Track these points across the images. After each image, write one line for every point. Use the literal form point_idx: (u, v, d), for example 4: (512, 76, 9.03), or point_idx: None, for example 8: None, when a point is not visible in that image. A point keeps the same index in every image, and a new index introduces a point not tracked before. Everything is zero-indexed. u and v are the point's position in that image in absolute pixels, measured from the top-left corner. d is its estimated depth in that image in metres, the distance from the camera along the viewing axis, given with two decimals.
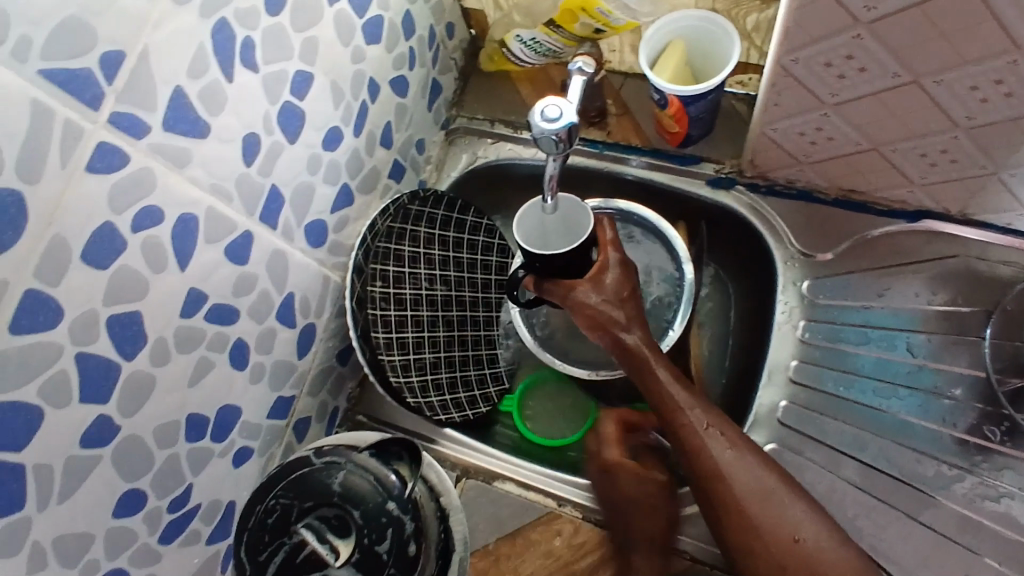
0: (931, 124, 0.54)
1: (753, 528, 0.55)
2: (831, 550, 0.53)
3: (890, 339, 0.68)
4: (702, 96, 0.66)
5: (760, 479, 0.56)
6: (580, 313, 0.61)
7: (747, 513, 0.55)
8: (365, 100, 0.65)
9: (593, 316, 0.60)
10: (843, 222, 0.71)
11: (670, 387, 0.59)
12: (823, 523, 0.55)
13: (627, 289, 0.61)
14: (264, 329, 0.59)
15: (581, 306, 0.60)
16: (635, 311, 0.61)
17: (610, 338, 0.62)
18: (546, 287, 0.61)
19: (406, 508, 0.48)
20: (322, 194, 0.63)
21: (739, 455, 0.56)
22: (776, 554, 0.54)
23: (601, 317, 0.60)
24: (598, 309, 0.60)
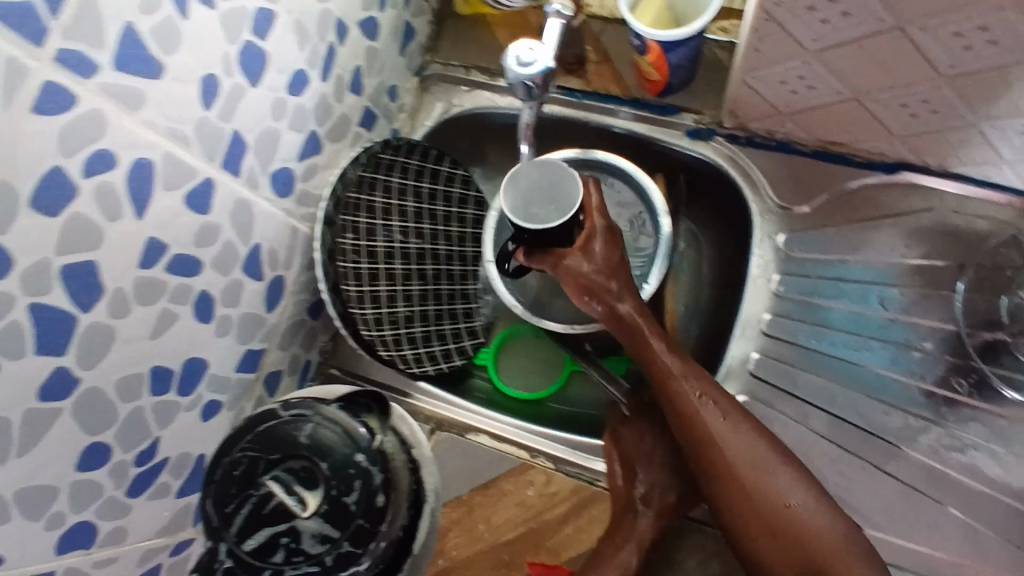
0: (913, 73, 0.53)
1: (751, 488, 0.56)
2: (823, 516, 0.55)
3: (863, 293, 0.68)
4: (683, 42, 0.64)
5: (754, 449, 0.57)
6: (570, 282, 0.60)
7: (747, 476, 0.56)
8: (333, 43, 0.62)
9: (584, 285, 0.60)
10: (822, 175, 0.69)
11: (665, 356, 0.59)
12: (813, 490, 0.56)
13: (617, 258, 0.60)
14: (229, 280, 0.57)
15: (572, 275, 0.59)
16: (627, 280, 0.60)
17: (604, 307, 0.61)
18: (538, 256, 0.61)
19: (374, 460, 0.49)
20: (288, 141, 0.60)
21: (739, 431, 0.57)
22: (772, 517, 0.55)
23: (593, 285, 0.59)
24: (590, 278, 0.59)
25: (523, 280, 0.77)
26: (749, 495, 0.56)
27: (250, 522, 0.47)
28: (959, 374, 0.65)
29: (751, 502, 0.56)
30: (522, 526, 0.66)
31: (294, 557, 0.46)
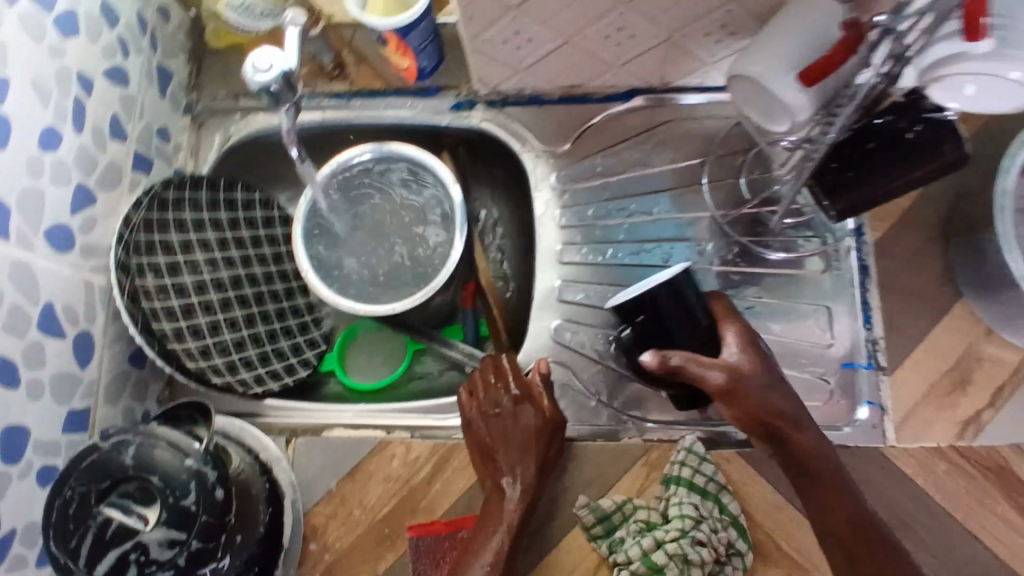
0: (599, 7, 0.63)
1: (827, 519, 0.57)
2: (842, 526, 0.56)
3: (629, 205, 0.77)
4: (415, 23, 0.69)
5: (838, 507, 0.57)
6: (481, 380, 0.71)
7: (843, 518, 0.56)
8: (78, 96, 0.63)
9: (488, 380, 0.71)
10: (574, 114, 0.78)
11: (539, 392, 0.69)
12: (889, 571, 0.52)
13: (488, 370, 0.71)
14: (28, 343, 0.57)
15: (483, 380, 0.71)
16: (490, 377, 0.71)
17: (495, 389, 0.70)
18: (485, 385, 0.71)
19: (206, 460, 0.51)
20: (54, 197, 0.61)
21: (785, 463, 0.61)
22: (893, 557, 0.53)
23: (489, 384, 0.70)
24: (491, 381, 0.71)
25: (343, 278, 0.80)
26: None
27: (97, 549, 0.48)
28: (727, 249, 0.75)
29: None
30: (394, 498, 0.69)
31: (147, 568, 0.48)
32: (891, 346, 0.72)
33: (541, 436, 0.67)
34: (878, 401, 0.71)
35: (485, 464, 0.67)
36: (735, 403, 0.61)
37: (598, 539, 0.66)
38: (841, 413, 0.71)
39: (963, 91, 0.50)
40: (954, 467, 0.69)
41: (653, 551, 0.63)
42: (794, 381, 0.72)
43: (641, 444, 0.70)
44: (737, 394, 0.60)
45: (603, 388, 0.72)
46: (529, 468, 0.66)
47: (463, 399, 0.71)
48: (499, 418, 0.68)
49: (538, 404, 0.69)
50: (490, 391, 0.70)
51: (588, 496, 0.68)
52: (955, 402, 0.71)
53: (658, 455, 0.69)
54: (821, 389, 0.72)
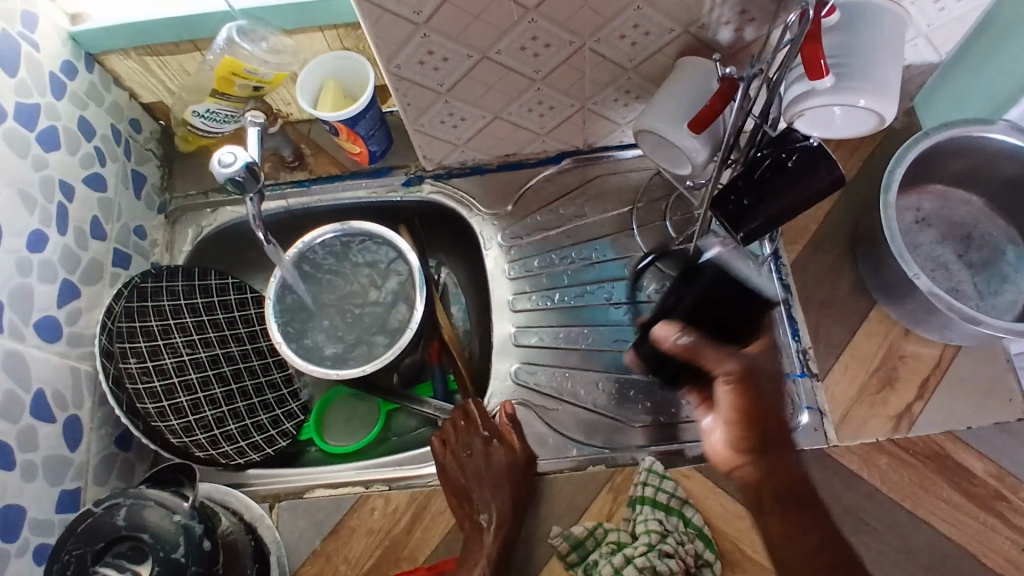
0: (518, 84, 0.73)
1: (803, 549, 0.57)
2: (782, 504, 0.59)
3: (570, 254, 0.84)
4: (360, 115, 0.79)
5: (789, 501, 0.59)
6: (454, 427, 0.77)
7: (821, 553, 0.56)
8: (62, 201, 0.70)
9: (460, 426, 0.76)
10: (512, 180, 0.87)
11: (509, 433, 0.75)
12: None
13: (460, 418, 0.77)
14: (21, 427, 0.62)
15: (454, 428, 0.77)
16: (462, 422, 0.77)
17: (468, 433, 0.76)
18: (459, 430, 0.76)
19: (192, 515, 0.55)
20: (42, 293, 0.67)
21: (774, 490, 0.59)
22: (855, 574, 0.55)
23: (461, 430, 0.76)
24: (461, 427, 0.76)
25: (315, 349, 0.86)
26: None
27: None
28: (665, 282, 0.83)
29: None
30: (377, 549, 0.72)
31: None
32: (820, 354, 0.80)
33: (511, 473, 0.72)
34: (816, 405, 0.77)
35: (462, 504, 0.71)
36: (741, 407, 0.60)
37: (574, 567, 0.69)
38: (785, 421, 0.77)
39: (832, 113, 0.59)
40: (895, 459, 0.74)
41: (624, 567, 0.66)
42: None
43: (605, 470, 0.74)
44: (754, 390, 0.60)
45: (565, 421, 0.78)
46: (503, 501, 0.70)
47: (436, 448, 0.75)
48: (472, 459, 0.73)
49: (507, 443, 0.74)
50: (462, 437, 0.76)
51: (561, 526, 0.72)
52: (886, 399, 0.77)
53: (621, 480, 0.73)
54: None
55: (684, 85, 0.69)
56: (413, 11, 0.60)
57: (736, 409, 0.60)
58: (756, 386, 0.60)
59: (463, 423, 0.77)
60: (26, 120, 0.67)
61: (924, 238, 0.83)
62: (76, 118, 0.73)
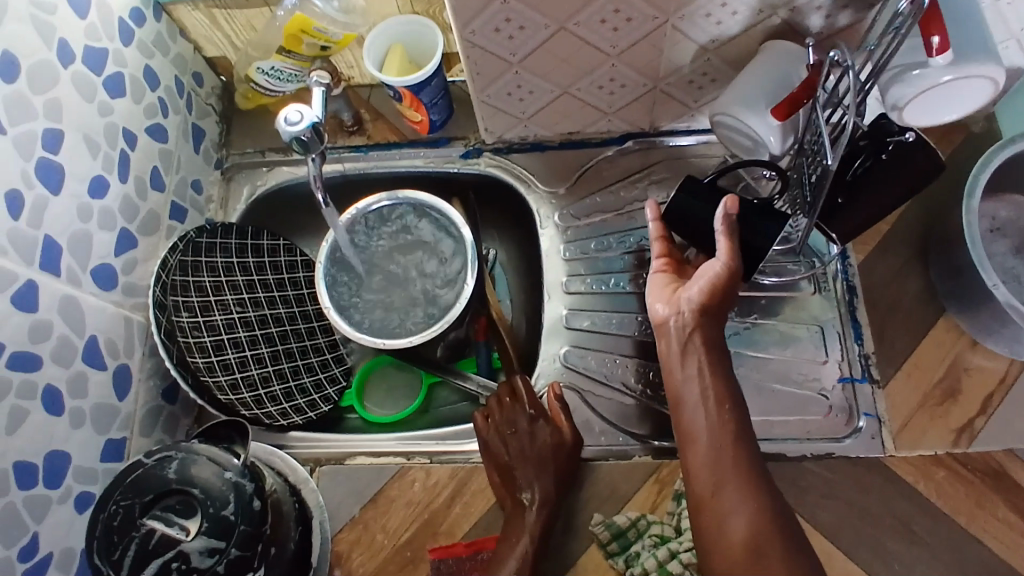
0: (592, 59, 0.71)
1: (716, 425, 0.57)
2: (709, 447, 0.57)
3: (629, 239, 0.82)
4: (426, 83, 0.77)
5: (714, 443, 0.57)
6: (500, 398, 0.75)
7: (740, 435, 0.57)
8: (124, 149, 0.70)
9: (507, 396, 0.75)
10: (573, 158, 0.85)
11: (560, 416, 0.73)
12: (753, 463, 0.56)
13: (507, 392, 0.75)
14: (72, 373, 0.61)
15: (500, 398, 0.75)
16: (511, 394, 0.75)
17: (514, 405, 0.74)
18: (504, 402, 0.74)
19: (243, 473, 0.54)
20: (100, 240, 0.66)
21: (712, 371, 0.59)
22: (754, 457, 0.56)
23: (508, 403, 0.74)
24: (508, 399, 0.75)
25: (362, 316, 0.85)
26: (739, 500, 0.54)
27: (139, 560, 0.50)
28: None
29: (716, 464, 0.56)
30: (415, 522, 0.72)
31: None
32: (881, 360, 0.77)
33: (556, 455, 0.71)
34: (875, 412, 0.75)
35: (505, 485, 0.70)
36: (718, 286, 0.61)
37: (615, 557, 0.67)
38: (841, 426, 0.75)
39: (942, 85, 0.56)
40: (952, 473, 0.72)
41: (669, 561, 0.66)
42: (793, 396, 0.76)
43: (651, 461, 0.72)
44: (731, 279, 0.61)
45: (612, 408, 0.76)
46: (548, 483, 0.69)
47: (480, 424, 0.73)
48: (519, 436, 0.72)
49: (556, 425, 0.72)
50: (509, 412, 0.74)
51: (603, 513, 0.70)
52: (948, 411, 0.74)
53: (666, 472, 0.71)
54: (820, 403, 0.76)
55: (769, 70, 0.66)
56: None
57: (712, 288, 0.61)
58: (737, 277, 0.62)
59: (509, 394, 0.75)
60: (93, 63, 0.66)
61: (999, 248, 0.79)
62: (142, 66, 0.73)
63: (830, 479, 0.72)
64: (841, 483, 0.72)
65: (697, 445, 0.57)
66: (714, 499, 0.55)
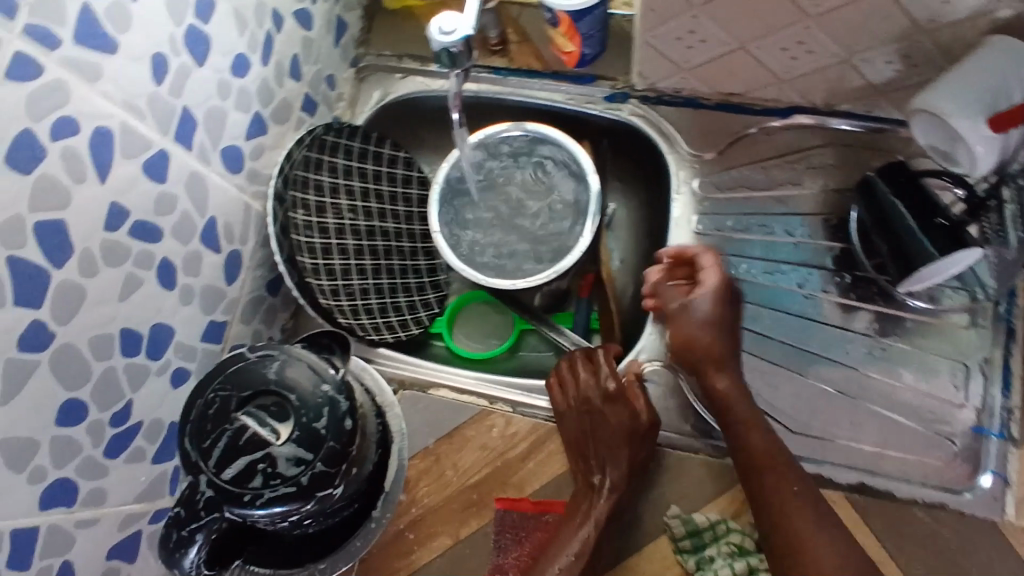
0: (787, 15, 0.61)
1: (786, 498, 0.59)
2: (788, 514, 0.58)
3: (771, 224, 0.75)
4: (589, 11, 0.70)
5: (788, 512, 0.58)
6: (573, 366, 0.72)
7: (811, 488, 0.60)
8: (270, 30, 0.67)
9: (581, 364, 0.72)
10: (727, 122, 0.77)
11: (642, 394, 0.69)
12: (826, 516, 0.59)
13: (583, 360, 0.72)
14: (189, 251, 0.61)
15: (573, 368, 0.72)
16: (586, 363, 0.72)
17: (588, 376, 0.71)
18: (579, 372, 0.71)
19: (340, 389, 0.53)
20: (234, 121, 0.64)
21: (756, 434, 0.63)
22: (832, 528, 0.58)
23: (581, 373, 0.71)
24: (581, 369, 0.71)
25: (468, 247, 0.82)
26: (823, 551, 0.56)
27: (228, 453, 0.50)
28: (842, 277, 0.73)
29: (796, 517, 0.58)
30: (487, 467, 0.70)
31: (272, 480, 0.49)
32: None
33: (631, 437, 0.66)
34: (1002, 472, 0.66)
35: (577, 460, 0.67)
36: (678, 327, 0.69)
37: (685, 554, 0.64)
38: (960, 478, 0.67)
39: None
40: None
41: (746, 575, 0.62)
42: (914, 432, 0.69)
43: None
44: (718, 306, 0.68)
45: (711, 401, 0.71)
46: (633, 464, 0.66)
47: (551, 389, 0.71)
48: (593, 411, 0.68)
49: (634, 404, 0.68)
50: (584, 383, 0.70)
51: (681, 506, 0.67)
52: None
53: None
54: (944, 450, 0.68)
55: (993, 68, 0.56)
56: None
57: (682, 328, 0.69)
58: (718, 293, 0.69)
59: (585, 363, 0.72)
60: None
61: None
62: None
63: (935, 531, 0.65)
64: (947, 538, 0.65)
65: (781, 517, 0.58)
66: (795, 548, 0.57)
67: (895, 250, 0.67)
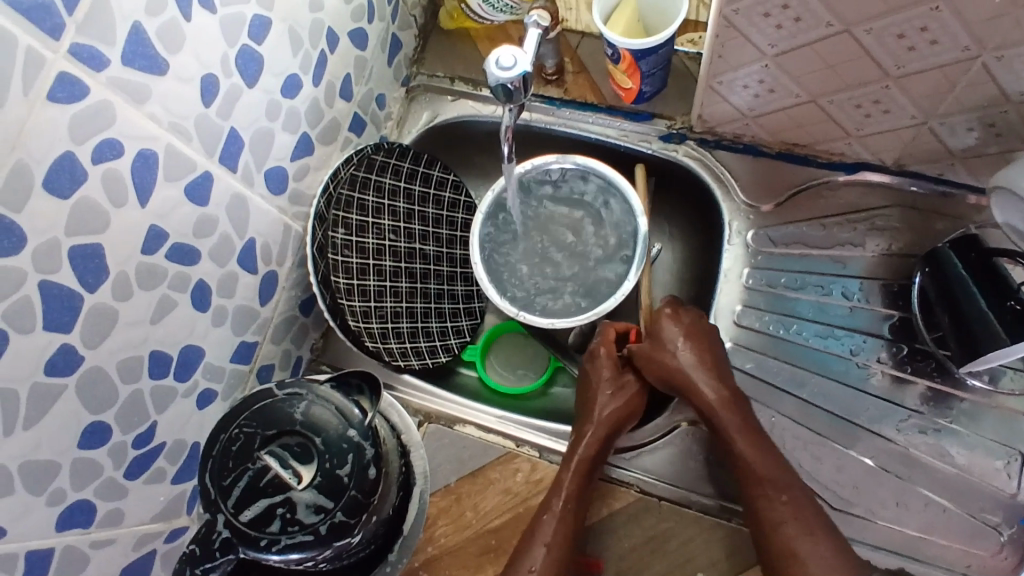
0: (865, 74, 0.58)
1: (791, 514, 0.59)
2: (795, 530, 0.59)
3: (827, 284, 0.71)
4: (653, 51, 0.68)
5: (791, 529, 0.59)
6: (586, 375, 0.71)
7: (785, 478, 0.61)
8: (324, 50, 0.65)
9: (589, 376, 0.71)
10: (787, 175, 0.74)
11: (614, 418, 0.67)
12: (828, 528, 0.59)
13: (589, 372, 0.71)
14: (225, 272, 0.59)
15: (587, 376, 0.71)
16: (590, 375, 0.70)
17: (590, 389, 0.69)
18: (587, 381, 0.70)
19: (366, 435, 0.51)
20: (281, 141, 0.63)
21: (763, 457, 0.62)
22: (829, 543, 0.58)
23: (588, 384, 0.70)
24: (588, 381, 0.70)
25: (507, 278, 0.80)
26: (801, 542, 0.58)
27: (248, 493, 0.49)
28: (898, 348, 0.69)
29: (773, 512, 0.60)
30: (508, 513, 0.68)
31: (290, 526, 0.48)
32: None
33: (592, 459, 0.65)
34: None
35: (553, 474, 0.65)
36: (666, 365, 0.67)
37: None
38: (1003, 569, 0.63)
39: None
40: None
41: None
42: (964, 521, 0.64)
43: None
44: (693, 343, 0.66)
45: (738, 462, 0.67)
46: None
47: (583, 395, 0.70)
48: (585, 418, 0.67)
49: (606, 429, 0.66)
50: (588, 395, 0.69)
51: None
52: None
53: None
54: (989, 538, 0.64)
55: None
56: None
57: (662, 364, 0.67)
58: (696, 332, 0.67)
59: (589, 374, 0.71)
60: None
61: None
62: None
63: None
64: None
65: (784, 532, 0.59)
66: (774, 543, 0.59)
67: (958, 326, 0.63)
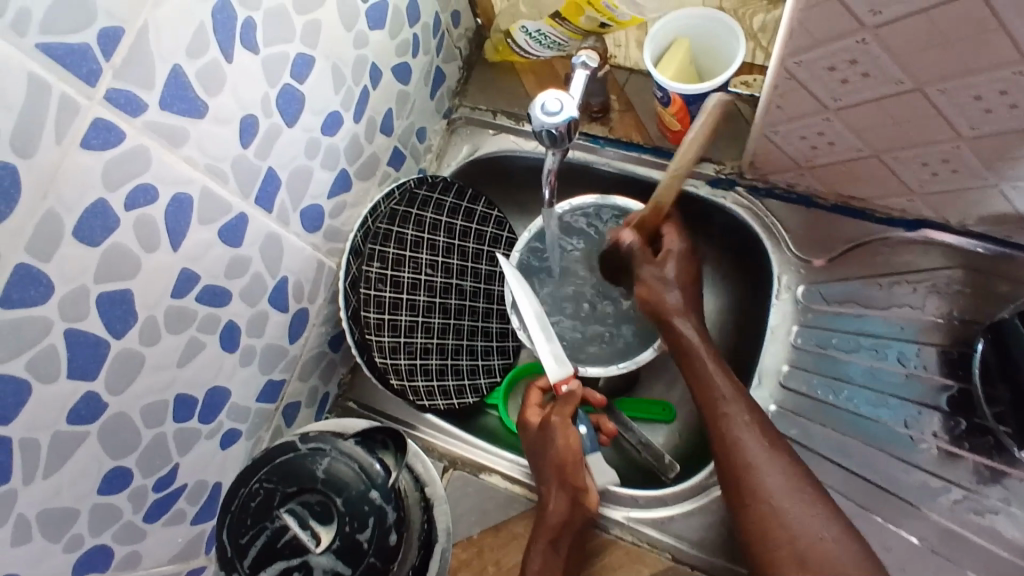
0: (934, 133, 0.54)
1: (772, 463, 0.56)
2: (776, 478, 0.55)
3: (882, 348, 0.67)
4: (706, 96, 0.65)
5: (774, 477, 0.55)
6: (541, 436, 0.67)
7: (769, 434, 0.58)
8: (366, 86, 0.64)
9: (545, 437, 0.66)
10: (842, 228, 0.70)
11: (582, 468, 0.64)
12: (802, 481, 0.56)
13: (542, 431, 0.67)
14: (256, 312, 0.58)
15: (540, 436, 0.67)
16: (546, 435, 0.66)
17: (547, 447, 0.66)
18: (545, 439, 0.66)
19: (388, 497, 0.49)
20: (319, 179, 0.62)
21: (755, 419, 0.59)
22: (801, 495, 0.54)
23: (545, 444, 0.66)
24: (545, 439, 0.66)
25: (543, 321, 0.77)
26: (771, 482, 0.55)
27: (264, 554, 0.47)
28: (955, 422, 0.64)
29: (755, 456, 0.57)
30: None
31: None
32: None
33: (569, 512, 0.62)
34: None
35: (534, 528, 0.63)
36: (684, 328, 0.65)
37: None
38: None
39: None
40: None
41: None
42: None
43: None
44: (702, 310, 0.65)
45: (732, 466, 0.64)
46: None
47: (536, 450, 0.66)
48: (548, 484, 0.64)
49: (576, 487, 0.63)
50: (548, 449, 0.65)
51: None
52: None
53: None
54: None
55: None
56: (872, 8, 0.45)
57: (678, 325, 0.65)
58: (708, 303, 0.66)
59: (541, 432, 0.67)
60: None
61: None
62: None
63: None
64: None
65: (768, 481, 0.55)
66: (748, 479, 0.56)
67: None
